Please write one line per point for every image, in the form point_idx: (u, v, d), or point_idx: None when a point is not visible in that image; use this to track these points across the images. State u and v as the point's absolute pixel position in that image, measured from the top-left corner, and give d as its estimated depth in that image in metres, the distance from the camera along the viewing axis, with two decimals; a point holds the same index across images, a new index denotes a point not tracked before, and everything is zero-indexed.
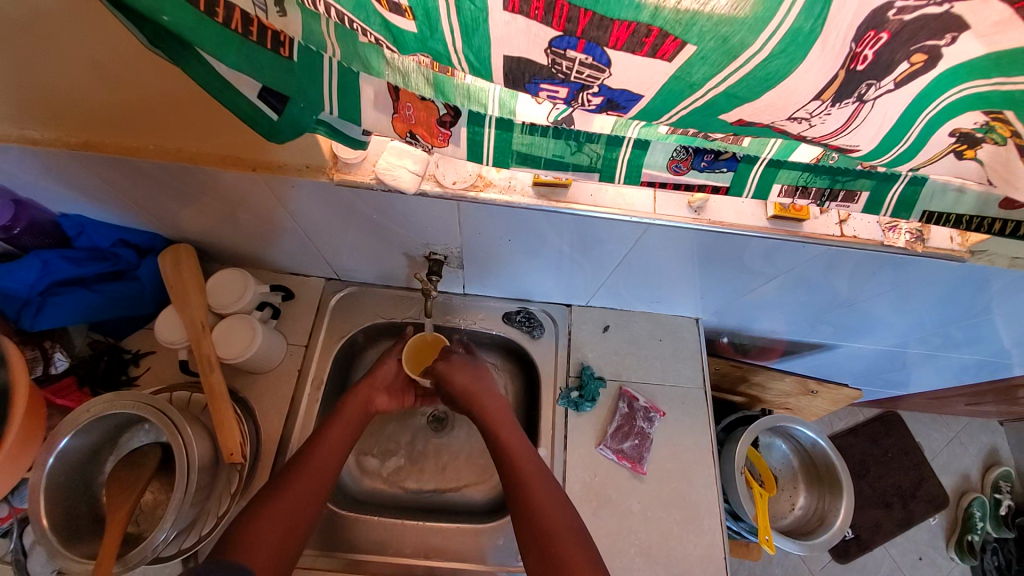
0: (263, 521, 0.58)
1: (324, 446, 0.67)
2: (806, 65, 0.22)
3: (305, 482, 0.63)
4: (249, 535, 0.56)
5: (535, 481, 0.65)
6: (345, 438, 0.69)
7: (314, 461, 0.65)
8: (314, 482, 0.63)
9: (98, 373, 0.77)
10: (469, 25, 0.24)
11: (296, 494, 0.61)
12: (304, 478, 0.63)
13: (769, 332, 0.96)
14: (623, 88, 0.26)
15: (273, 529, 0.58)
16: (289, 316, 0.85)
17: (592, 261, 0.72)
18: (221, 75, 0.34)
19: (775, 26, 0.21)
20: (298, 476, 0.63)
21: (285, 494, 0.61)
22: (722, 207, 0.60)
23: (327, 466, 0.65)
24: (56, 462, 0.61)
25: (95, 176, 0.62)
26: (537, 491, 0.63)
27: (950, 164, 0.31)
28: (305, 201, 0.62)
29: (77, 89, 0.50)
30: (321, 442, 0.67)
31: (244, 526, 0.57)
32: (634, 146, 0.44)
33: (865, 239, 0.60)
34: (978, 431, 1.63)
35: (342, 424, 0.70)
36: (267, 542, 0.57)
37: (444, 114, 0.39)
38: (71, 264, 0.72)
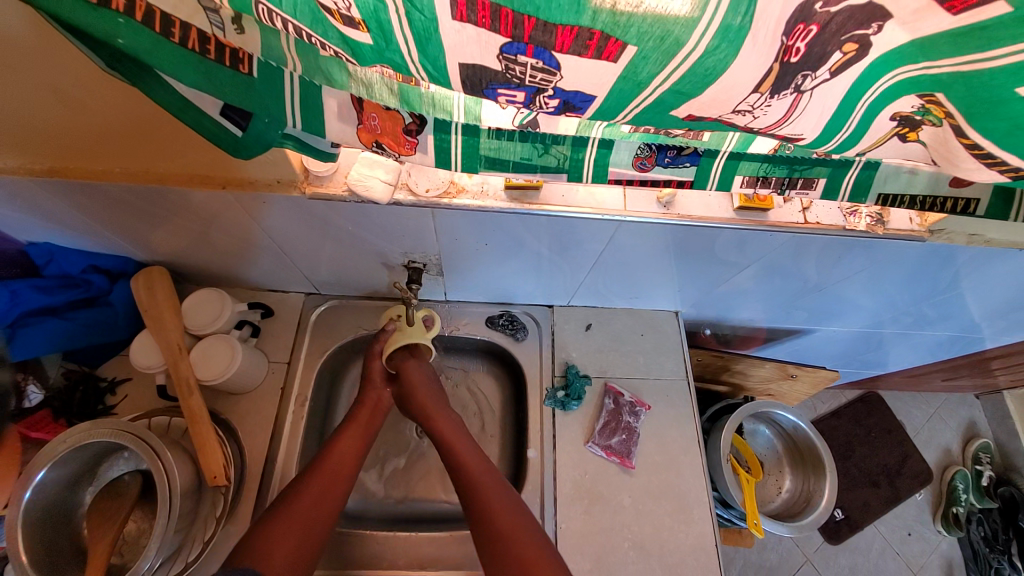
0: (283, 523, 0.58)
1: (344, 447, 0.67)
2: (741, 58, 0.23)
3: (320, 485, 0.63)
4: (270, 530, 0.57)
5: (498, 497, 0.62)
6: (360, 439, 0.69)
7: (333, 459, 0.66)
8: (333, 481, 0.64)
9: (74, 404, 0.74)
10: (422, 36, 0.25)
11: (314, 495, 0.62)
12: (318, 483, 0.63)
13: (748, 321, 0.98)
14: (576, 89, 0.27)
15: (288, 535, 0.58)
16: (269, 334, 0.84)
17: (570, 260, 0.73)
18: (184, 95, 0.35)
19: (705, 24, 0.22)
20: (311, 480, 0.63)
21: (301, 497, 0.61)
22: (690, 201, 0.61)
23: (344, 467, 0.65)
24: (33, 497, 0.59)
25: (60, 202, 0.61)
26: (497, 508, 0.61)
27: (897, 146, 0.33)
28: (278, 216, 0.62)
29: (36, 115, 0.49)
30: (342, 443, 0.68)
31: (259, 534, 0.57)
32: (599, 146, 0.45)
33: (829, 224, 0.62)
34: (954, 405, 1.69)
35: (359, 425, 0.70)
36: (286, 546, 0.57)
37: (410, 123, 0.40)
38: (40, 293, 0.69)
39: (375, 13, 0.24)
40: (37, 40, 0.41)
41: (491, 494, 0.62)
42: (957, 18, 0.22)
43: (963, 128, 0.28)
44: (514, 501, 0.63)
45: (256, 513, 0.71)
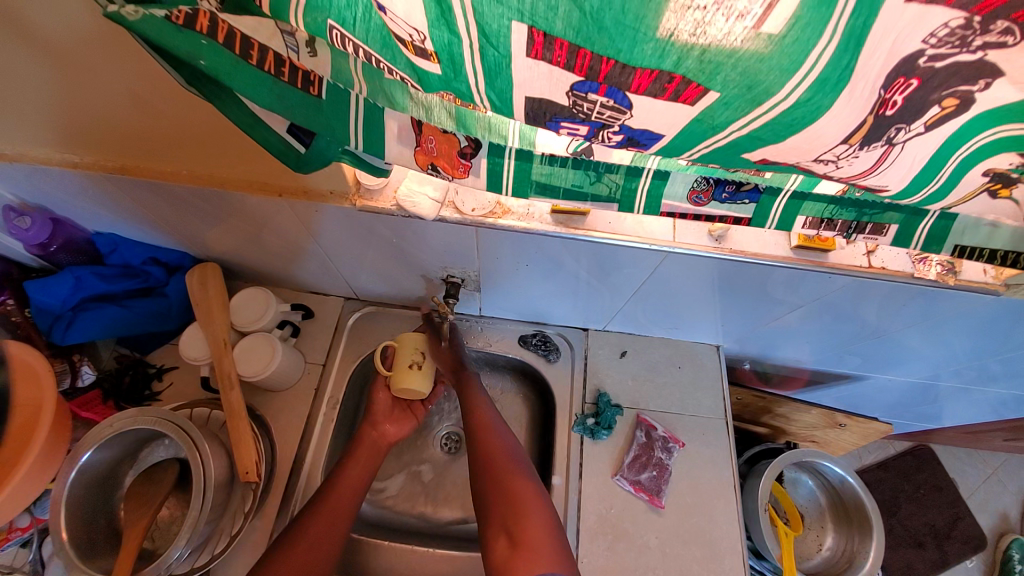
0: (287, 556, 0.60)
1: (345, 488, 0.67)
2: (833, 112, 0.22)
3: (322, 524, 0.63)
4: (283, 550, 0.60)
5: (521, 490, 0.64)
6: (360, 477, 0.70)
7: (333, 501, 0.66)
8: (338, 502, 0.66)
9: (123, 387, 0.79)
10: (493, 70, 0.24)
11: (320, 532, 0.63)
12: (322, 524, 0.63)
13: (792, 361, 0.93)
14: (644, 128, 0.26)
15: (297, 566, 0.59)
16: (307, 335, 0.86)
17: (609, 286, 0.71)
18: (256, 114, 0.36)
19: (802, 75, 0.20)
20: (315, 518, 0.64)
21: (309, 532, 0.62)
22: (745, 237, 0.59)
23: (344, 506, 0.66)
24: (79, 476, 0.62)
25: (129, 198, 0.64)
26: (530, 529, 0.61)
27: (984, 202, 0.31)
28: (327, 224, 0.64)
29: (119, 119, 0.52)
30: (346, 475, 0.69)
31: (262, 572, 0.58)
32: (653, 177, 0.44)
33: (894, 270, 0.58)
34: (1017, 468, 1.54)
35: (361, 463, 0.71)
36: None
37: (465, 146, 0.40)
38: (102, 281, 0.75)
39: (450, 47, 0.24)
40: (124, 50, 0.43)
41: (525, 514, 0.62)
42: None
43: None
44: (548, 518, 0.62)
45: (281, 512, 0.73)
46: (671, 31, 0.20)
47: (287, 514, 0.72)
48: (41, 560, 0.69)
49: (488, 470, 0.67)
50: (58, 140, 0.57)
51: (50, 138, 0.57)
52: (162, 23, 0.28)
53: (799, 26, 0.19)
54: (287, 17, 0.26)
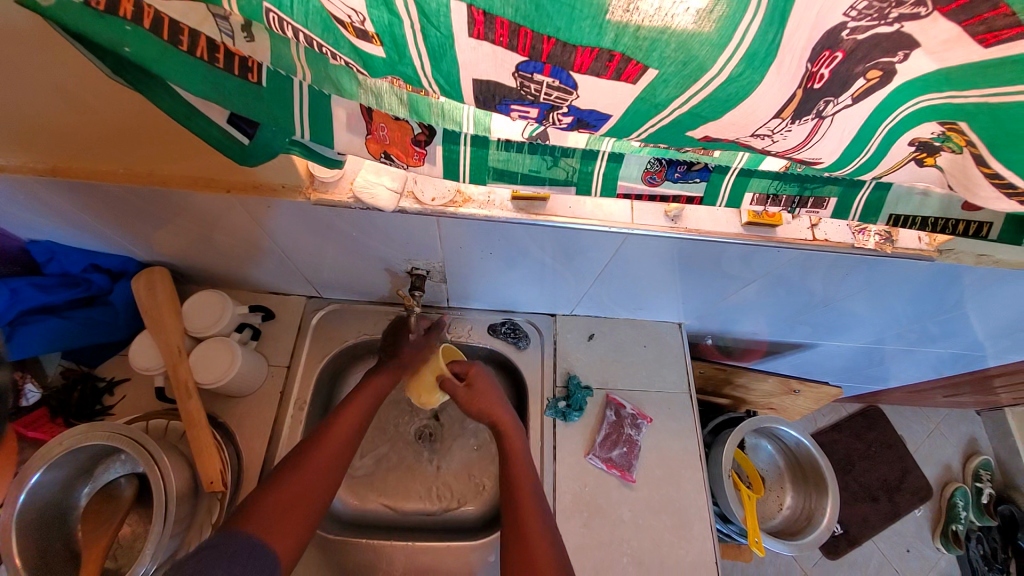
0: (281, 498, 0.57)
1: (341, 434, 0.64)
2: (764, 85, 0.23)
3: (316, 468, 0.61)
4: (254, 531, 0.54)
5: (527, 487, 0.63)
6: (355, 424, 0.67)
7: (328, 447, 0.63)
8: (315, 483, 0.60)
9: (71, 403, 0.74)
10: (437, 51, 0.24)
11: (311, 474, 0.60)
12: (315, 470, 0.60)
13: (751, 334, 0.98)
14: (591, 108, 0.26)
15: (290, 507, 0.57)
16: (269, 336, 0.83)
17: (573, 270, 0.72)
18: (190, 102, 0.34)
19: (731, 51, 0.21)
20: (308, 463, 0.61)
21: (303, 477, 0.59)
22: (698, 216, 0.61)
23: (342, 452, 0.64)
24: (29, 498, 0.58)
25: (61, 201, 0.60)
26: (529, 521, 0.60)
27: (913, 170, 0.33)
28: (281, 220, 0.62)
29: (43, 115, 0.49)
30: (343, 420, 0.66)
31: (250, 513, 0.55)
32: (608, 160, 0.45)
33: (836, 242, 0.62)
34: (956, 422, 1.68)
35: (357, 410, 0.68)
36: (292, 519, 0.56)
37: (419, 133, 0.39)
38: (42, 292, 0.69)
39: (391, 28, 0.23)
40: (41, 40, 0.40)
41: (525, 497, 0.62)
42: (989, 51, 0.22)
43: (985, 157, 0.27)
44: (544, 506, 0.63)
45: None
46: (608, 5, 0.20)
47: None
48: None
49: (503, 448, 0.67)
50: None
51: None
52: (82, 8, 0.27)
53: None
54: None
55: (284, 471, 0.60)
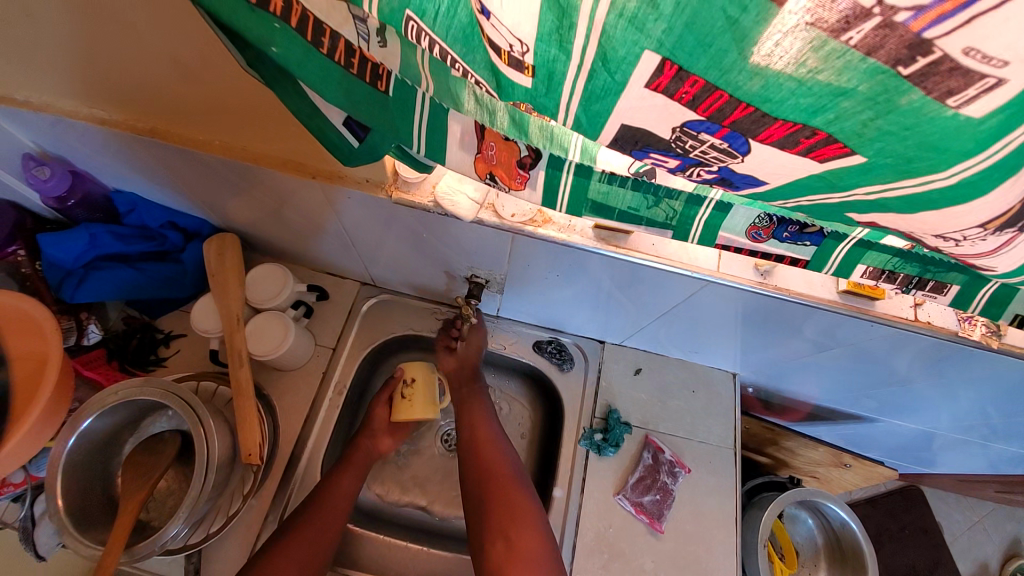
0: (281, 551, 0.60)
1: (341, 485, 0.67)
2: (987, 197, 0.19)
3: (319, 524, 0.64)
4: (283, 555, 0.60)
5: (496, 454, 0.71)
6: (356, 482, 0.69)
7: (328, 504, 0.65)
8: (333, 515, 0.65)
9: (129, 350, 0.78)
10: (598, 94, 0.22)
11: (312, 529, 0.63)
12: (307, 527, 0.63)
13: (804, 396, 0.91)
14: (748, 173, 0.24)
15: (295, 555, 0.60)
16: (320, 316, 0.84)
17: (637, 304, 0.69)
18: (314, 104, 0.33)
19: (985, 158, 0.18)
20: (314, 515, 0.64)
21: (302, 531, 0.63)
22: (790, 276, 0.56)
23: (338, 511, 0.65)
24: (79, 441, 0.61)
25: (153, 159, 0.62)
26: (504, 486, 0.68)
27: None
28: (355, 211, 0.61)
29: (153, 81, 0.50)
30: (348, 472, 0.69)
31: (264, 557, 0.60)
32: (714, 208, 0.41)
33: (939, 327, 0.56)
34: (1003, 519, 1.55)
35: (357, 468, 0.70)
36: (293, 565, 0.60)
37: (525, 156, 0.37)
38: (117, 241, 0.73)
39: (553, 63, 0.21)
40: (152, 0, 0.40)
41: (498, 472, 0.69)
42: None
43: None
44: (524, 494, 0.68)
45: (278, 496, 0.72)
46: (848, 87, 0.17)
47: (286, 495, 0.72)
48: (32, 518, 0.67)
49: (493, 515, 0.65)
50: (85, 93, 0.54)
51: (78, 89, 0.54)
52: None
53: (1003, 116, 0.17)
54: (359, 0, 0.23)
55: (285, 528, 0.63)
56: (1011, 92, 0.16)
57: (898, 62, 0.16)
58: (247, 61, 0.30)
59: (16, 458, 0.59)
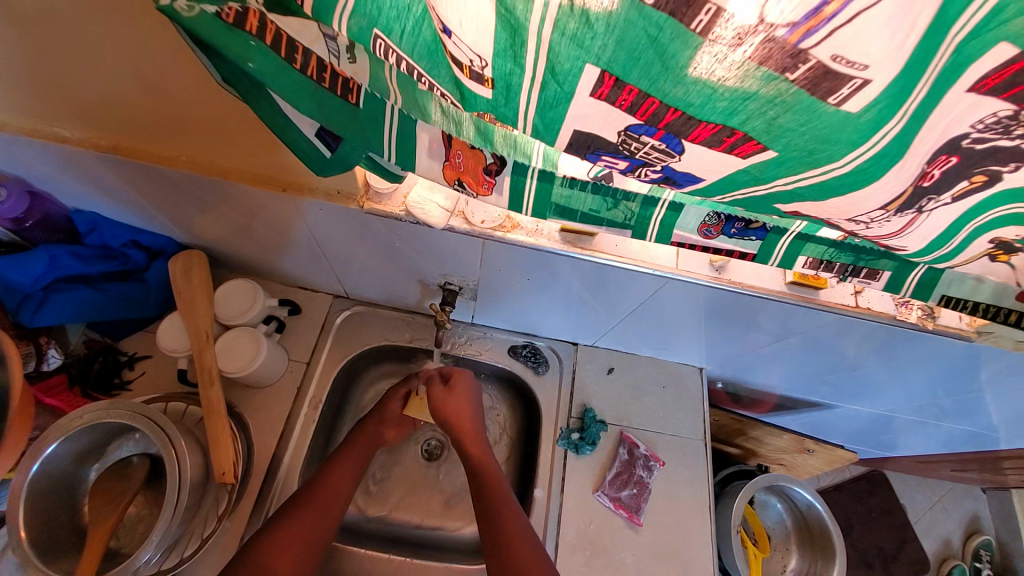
0: (267, 549, 0.57)
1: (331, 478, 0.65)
2: (881, 182, 0.23)
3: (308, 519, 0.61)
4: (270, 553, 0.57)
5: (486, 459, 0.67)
6: (350, 477, 0.67)
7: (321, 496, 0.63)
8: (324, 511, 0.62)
9: (92, 375, 0.75)
10: (550, 102, 0.24)
11: (302, 527, 0.60)
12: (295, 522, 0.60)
13: (767, 387, 0.96)
14: (686, 171, 0.27)
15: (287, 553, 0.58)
16: (293, 331, 0.83)
17: (606, 304, 0.72)
18: (287, 115, 0.35)
19: (866, 148, 0.21)
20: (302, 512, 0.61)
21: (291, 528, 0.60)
22: (742, 270, 0.60)
23: (328, 510, 0.63)
24: (41, 468, 0.59)
25: (116, 177, 0.61)
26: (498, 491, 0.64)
27: (985, 264, 0.33)
28: (326, 222, 0.62)
29: (117, 97, 0.50)
30: (338, 464, 0.68)
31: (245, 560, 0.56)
32: (668, 208, 0.45)
33: (879, 311, 0.61)
34: (960, 497, 1.64)
35: (348, 462, 0.68)
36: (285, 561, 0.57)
37: (491, 163, 0.40)
38: (78, 262, 0.71)
39: (509, 76, 0.24)
40: (120, 15, 0.41)
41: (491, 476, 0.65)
42: None
43: None
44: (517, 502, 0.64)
45: (254, 517, 0.70)
46: (752, 91, 0.20)
47: (263, 512, 0.70)
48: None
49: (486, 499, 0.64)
50: (42, 111, 0.53)
51: (35, 108, 0.53)
52: (213, 19, 0.27)
53: (877, 108, 0.20)
54: (328, 19, 0.25)
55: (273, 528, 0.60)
56: (880, 86, 0.19)
57: (784, 69, 0.19)
58: (225, 78, 0.32)
59: None
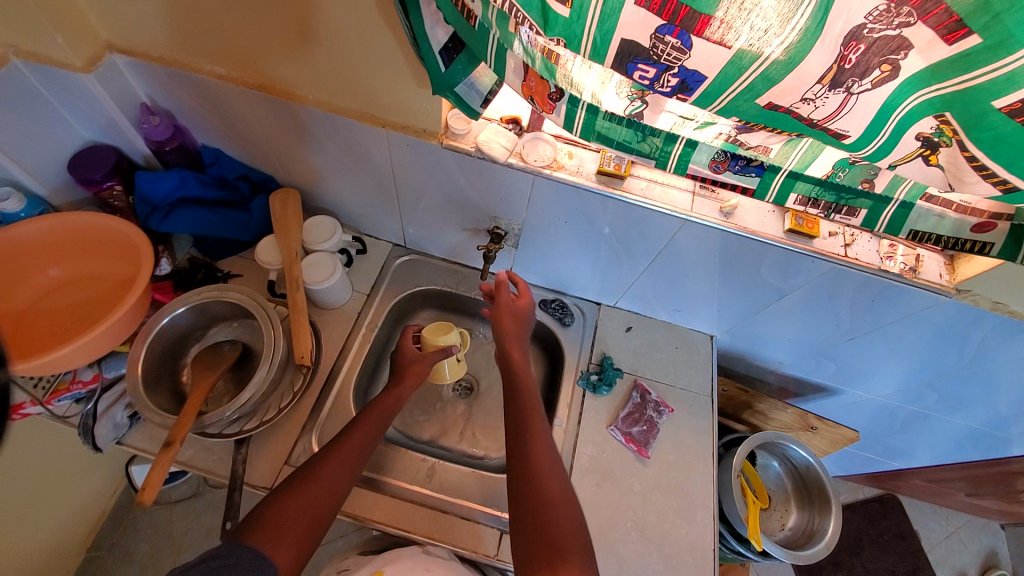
0: (273, 525, 0.59)
1: (322, 482, 0.65)
2: (813, 52, 0.36)
3: (316, 491, 0.64)
4: (271, 525, 0.59)
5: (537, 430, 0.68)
6: (359, 449, 0.70)
7: (317, 485, 0.65)
8: (328, 489, 0.65)
9: (194, 281, 0.90)
10: (607, 13, 0.39)
11: (306, 503, 0.62)
12: (293, 523, 0.60)
13: (774, 364, 1.04)
14: (695, 69, 0.40)
15: (293, 527, 0.60)
16: (358, 267, 0.98)
17: (630, 254, 0.83)
18: (426, 28, 0.52)
19: (795, 22, 0.35)
20: (306, 488, 0.64)
21: (296, 500, 0.62)
22: (748, 215, 0.71)
23: (337, 481, 0.66)
24: (165, 326, 0.75)
25: (252, 115, 0.78)
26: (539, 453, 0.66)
27: (921, 168, 0.44)
28: (408, 159, 0.77)
29: (274, 42, 0.66)
30: (341, 449, 0.69)
31: (262, 520, 0.60)
32: (685, 145, 0.58)
33: (865, 262, 0.70)
34: (977, 531, 1.62)
35: (359, 437, 0.71)
36: (297, 527, 0.60)
37: (553, 92, 0.53)
38: (200, 186, 0.88)
39: None
40: None
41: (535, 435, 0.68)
42: (953, 46, 0.33)
43: (967, 144, 0.39)
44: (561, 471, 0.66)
45: (317, 405, 0.83)
46: None
47: (322, 407, 0.83)
48: (94, 413, 0.78)
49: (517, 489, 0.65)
50: (214, 54, 0.71)
51: (211, 51, 0.71)
52: None
53: None
54: None
55: (251, 526, 0.59)
56: None
57: None
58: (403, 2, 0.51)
59: (111, 335, 0.75)
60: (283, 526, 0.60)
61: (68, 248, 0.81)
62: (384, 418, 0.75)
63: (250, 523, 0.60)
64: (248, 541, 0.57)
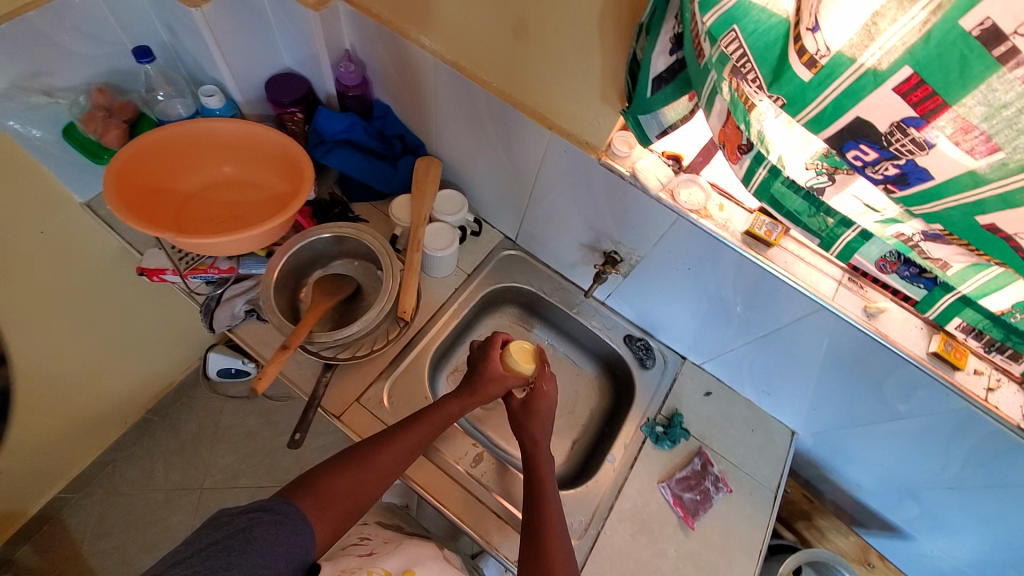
0: (322, 494, 0.64)
1: (372, 467, 0.68)
2: None
3: (366, 475, 0.68)
4: (321, 492, 0.65)
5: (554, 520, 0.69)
6: (413, 447, 0.72)
7: (365, 471, 0.68)
8: (373, 476, 0.68)
9: (329, 215, 1.00)
10: (854, 90, 0.38)
11: (353, 484, 0.66)
12: (339, 498, 0.65)
13: (852, 485, 0.96)
14: (924, 167, 0.40)
15: (338, 502, 0.65)
16: (468, 247, 1.03)
17: (743, 321, 0.80)
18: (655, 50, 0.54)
19: None
20: (359, 469, 0.68)
21: (345, 479, 0.66)
22: (893, 323, 0.66)
23: (383, 472, 0.69)
24: (304, 245, 0.83)
25: (434, 85, 0.84)
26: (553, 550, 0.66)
27: None
28: (558, 163, 0.80)
29: (484, 28, 0.71)
30: (398, 442, 0.71)
31: (314, 485, 0.65)
32: (858, 234, 0.56)
33: (1006, 414, 0.63)
34: None
35: (414, 436, 0.73)
36: (340, 503, 0.65)
37: (744, 144, 0.53)
38: (364, 133, 0.97)
39: (835, 67, 0.38)
40: None
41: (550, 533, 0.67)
42: None
43: None
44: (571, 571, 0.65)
45: (398, 358, 0.88)
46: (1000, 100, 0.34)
47: (403, 361, 0.88)
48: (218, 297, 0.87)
49: (537, 545, 0.67)
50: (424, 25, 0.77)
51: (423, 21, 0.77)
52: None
53: None
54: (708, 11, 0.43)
55: (302, 487, 0.65)
56: None
57: None
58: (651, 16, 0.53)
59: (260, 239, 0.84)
60: (329, 499, 0.64)
61: (241, 151, 0.92)
62: (441, 424, 0.76)
63: (303, 483, 0.66)
64: (297, 503, 0.63)
